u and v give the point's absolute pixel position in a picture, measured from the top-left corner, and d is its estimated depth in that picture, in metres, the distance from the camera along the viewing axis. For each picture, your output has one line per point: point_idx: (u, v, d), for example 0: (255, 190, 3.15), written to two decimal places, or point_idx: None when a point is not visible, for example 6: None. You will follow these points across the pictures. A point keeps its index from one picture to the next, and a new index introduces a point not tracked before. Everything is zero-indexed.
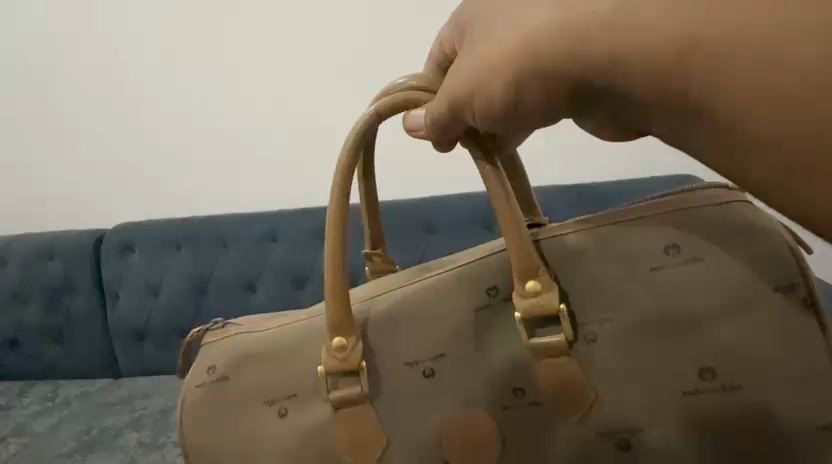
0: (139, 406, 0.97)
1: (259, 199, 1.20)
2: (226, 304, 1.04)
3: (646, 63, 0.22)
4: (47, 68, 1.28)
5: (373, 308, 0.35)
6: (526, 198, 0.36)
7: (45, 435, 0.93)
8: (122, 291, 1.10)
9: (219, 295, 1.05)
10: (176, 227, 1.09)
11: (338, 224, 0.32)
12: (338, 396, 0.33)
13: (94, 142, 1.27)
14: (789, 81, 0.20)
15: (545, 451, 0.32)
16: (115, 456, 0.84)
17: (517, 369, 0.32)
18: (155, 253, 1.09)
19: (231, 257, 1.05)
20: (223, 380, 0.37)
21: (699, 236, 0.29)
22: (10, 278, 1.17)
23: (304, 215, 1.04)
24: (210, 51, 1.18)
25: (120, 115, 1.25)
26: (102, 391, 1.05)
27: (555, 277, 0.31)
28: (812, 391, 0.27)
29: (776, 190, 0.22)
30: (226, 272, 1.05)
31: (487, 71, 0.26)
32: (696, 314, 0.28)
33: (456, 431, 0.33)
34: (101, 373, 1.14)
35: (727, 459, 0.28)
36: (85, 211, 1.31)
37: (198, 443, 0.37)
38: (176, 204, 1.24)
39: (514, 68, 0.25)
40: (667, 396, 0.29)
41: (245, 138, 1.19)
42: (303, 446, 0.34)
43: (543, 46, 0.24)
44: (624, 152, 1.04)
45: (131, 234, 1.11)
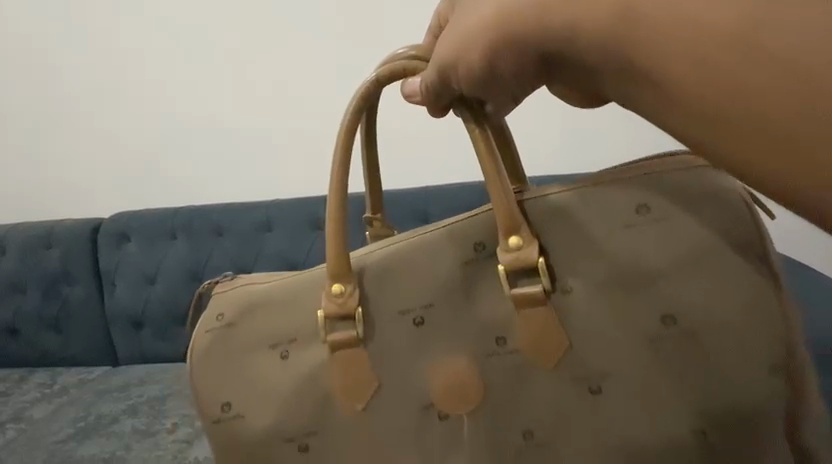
0: (135, 393, 1.01)
1: (256, 188, 1.25)
2: None
3: (594, 31, 0.23)
4: (53, 66, 1.34)
5: (369, 260, 0.38)
6: (516, 165, 0.39)
7: (42, 421, 0.98)
8: (118, 281, 1.18)
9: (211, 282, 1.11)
10: (172, 216, 1.16)
11: (341, 179, 0.35)
12: (335, 338, 0.36)
13: (99, 136, 1.34)
14: (721, 48, 0.20)
15: (523, 392, 0.35)
16: (110, 442, 0.87)
17: (500, 317, 0.35)
18: (150, 243, 1.16)
19: (224, 246, 1.10)
20: (230, 326, 0.40)
21: (668, 197, 0.32)
22: (9, 269, 1.25)
23: (290, 206, 1.10)
24: (206, 50, 1.22)
25: (120, 111, 1.31)
26: (98, 379, 1.12)
27: (536, 233, 0.34)
28: (761, 337, 0.30)
29: (726, 152, 0.21)
30: (220, 261, 1.10)
31: (468, 37, 0.28)
32: (662, 267, 0.31)
33: (442, 375, 0.36)
34: (100, 360, 1.22)
35: (684, 398, 0.31)
36: (91, 201, 1.38)
37: (204, 385, 0.40)
38: (176, 194, 1.30)
39: (485, 39, 0.27)
40: (633, 342, 0.32)
41: (242, 133, 1.24)
42: (302, 386, 0.37)
43: (509, 16, 0.26)
44: (618, 132, 1.08)
45: (126, 224, 1.18)
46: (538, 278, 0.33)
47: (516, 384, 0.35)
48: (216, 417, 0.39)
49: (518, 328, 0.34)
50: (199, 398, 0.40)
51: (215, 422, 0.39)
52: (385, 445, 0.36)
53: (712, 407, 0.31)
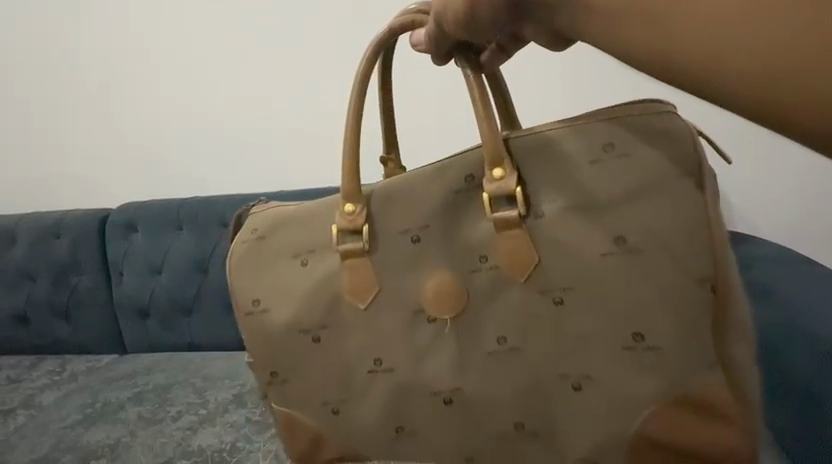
0: (139, 382, 1.08)
1: (258, 179, 1.34)
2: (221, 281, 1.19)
3: None
4: (61, 67, 1.44)
5: (378, 188, 0.44)
6: (510, 112, 0.44)
7: (53, 408, 1.05)
8: (125, 271, 1.26)
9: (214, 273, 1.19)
10: (177, 209, 1.24)
11: (356, 114, 0.42)
12: (345, 248, 0.43)
13: (104, 130, 1.43)
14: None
15: (497, 303, 0.41)
16: (116, 427, 0.93)
17: (484, 239, 0.41)
18: (156, 234, 1.24)
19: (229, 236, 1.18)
20: (262, 238, 0.48)
21: (629, 136, 0.37)
22: (16, 258, 1.34)
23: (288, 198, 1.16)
24: (205, 54, 1.32)
25: (126, 106, 1.40)
26: (106, 367, 1.20)
27: (516, 166, 0.39)
28: (698, 258, 0.35)
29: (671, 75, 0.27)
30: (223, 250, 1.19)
31: None
32: (617, 195, 0.36)
33: (431, 286, 0.42)
34: (108, 349, 1.30)
35: (629, 309, 0.36)
36: (98, 189, 1.47)
37: (239, 285, 0.48)
38: (177, 185, 1.39)
39: None
40: (589, 259, 0.37)
41: (241, 130, 1.33)
42: (316, 288, 0.45)
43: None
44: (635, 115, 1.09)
45: (134, 216, 1.27)
46: (515, 203, 0.39)
47: (491, 297, 0.41)
48: (246, 310, 0.48)
49: (495, 251, 0.40)
50: (235, 294, 0.48)
51: (246, 315, 0.48)
52: (380, 342, 0.43)
53: (655, 316, 0.36)
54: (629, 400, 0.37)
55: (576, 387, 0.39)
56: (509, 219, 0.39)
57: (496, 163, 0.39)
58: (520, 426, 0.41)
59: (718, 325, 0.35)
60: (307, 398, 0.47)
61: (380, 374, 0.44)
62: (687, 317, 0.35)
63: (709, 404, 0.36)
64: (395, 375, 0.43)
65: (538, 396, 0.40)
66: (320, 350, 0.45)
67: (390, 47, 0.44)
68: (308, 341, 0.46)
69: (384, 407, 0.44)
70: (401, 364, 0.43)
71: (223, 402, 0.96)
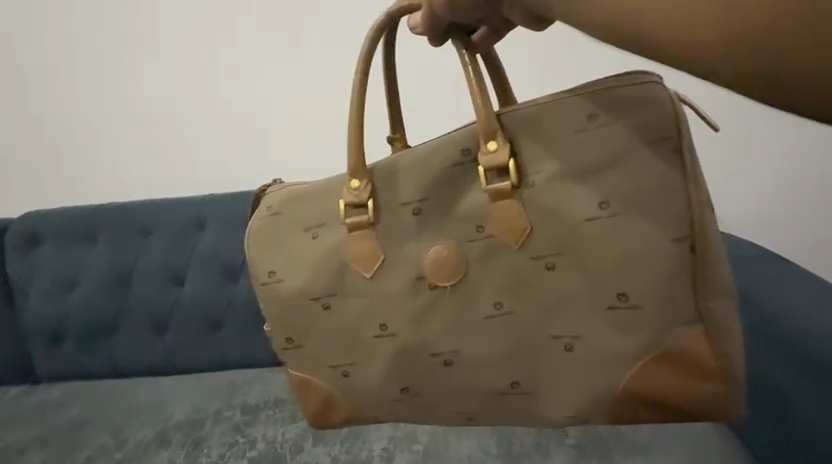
0: (46, 419, 1.05)
1: (205, 181, 1.30)
2: (149, 292, 1.17)
3: None
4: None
5: (380, 164, 0.47)
6: (506, 91, 0.47)
7: None
8: (32, 290, 1.21)
9: (141, 284, 1.17)
10: (89, 218, 1.19)
11: (360, 95, 0.45)
12: (351, 222, 0.47)
13: (31, 131, 1.37)
14: None
15: (493, 269, 0.43)
16: None
17: (480, 209, 0.43)
18: (66, 248, 1.20)
19: (154, 246, 1.17)
20: (276, 214, 0.52)
21: (612, 107, 0.39)
22: None
23: (205, 204, 1.16)
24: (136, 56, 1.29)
25: (57, 106, 1.35)
26: (14, 399, 1.15)
27: (509, 138, 0.42)
28: (676, 218, 0.38)
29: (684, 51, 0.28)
30: (149, 261, 1.17)
31: None
32: (601, 163, 0.39)
33: (431, 254, 0.45)
34: (16, 376, 1.24)
35: (614, 270, 0.39)
36: (28, 196, 1.40)
37: (257, 255, 0.52)
38: (115, 190, 1.34)
39: None
40: (576, 224, 0.40)
41: (181, 133, 1.29)
42: (327, 258, 0.49)
43: None
44: None
45: (37, 228, 1.21)
46: (508, 175, 0.41)
47: (484, 265, 0.43)
48: (262, 279, 0.52)
49: (489, 223, 0.43)
50: (253, 267, 0.52)
51: (263, 284, 0.52)
52: (383, 308, 0.47)
53: (641, 276, 0.38)
54: (620, 357, 0.40)
55: (569, 348, 0.41)
56: (500, 190, 0.41)
57: (490, 135, 0.41)
58: (514, 385, 0.44)
59: (697, 280, 0.38)
60: (318, 364, 0.51)
61: (384, 339, 0.47)
62: (669, 275, 0.38)
63: (690, 356, 0.39)
64: (399, 339, 0.47)
65: (531, 358, 0.43)
66: (329, 316, 0.49)
67: (393, 31, 0.46)
68: (319, 309, 0.49)
69: (384, 372, 0.48)
70: (403, 328, 0.46)
71: (142, 442, 0.93)
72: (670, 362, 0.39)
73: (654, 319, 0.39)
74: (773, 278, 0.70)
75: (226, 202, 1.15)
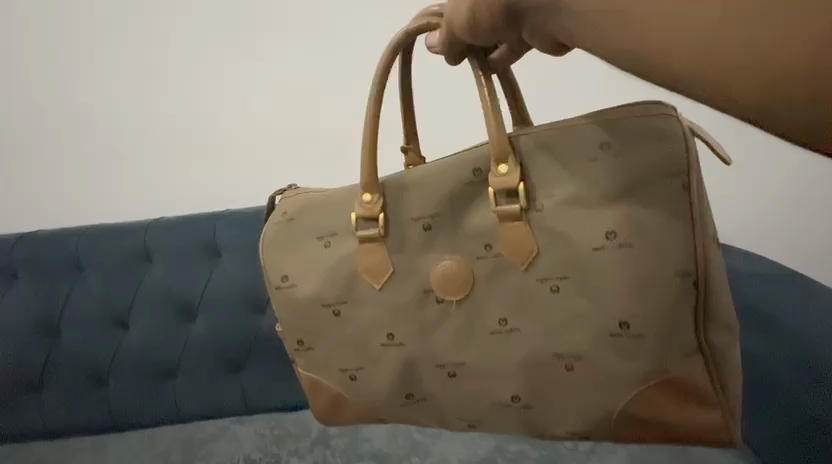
0: None
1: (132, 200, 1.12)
2: (85, 338, 1.01)
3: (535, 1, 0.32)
4: None
5: (392, 178, 0.48)
6: (521, 110, 0.47)
7: None
8: None
9: (72, 330, 1.01)
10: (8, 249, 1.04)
11: (375, 112, 0.46)
12: (362, 234, 0.48)
13: None
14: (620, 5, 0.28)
15: (499, 288, 0.44)
16: None
17: (487, 228, 0.44)
18: None
19: (90, 285, 1.01)
20: (290, 221, 0.53)
21: (624, 138, 0.39)
22: None
23: (151, 230, 1.02)
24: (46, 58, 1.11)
25: None
26: None
27: (521, 162, 0.42)
28: (681, 250, 0.38)
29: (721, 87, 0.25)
30: (84, 304, 1.01)
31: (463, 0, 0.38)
32: (610, 193, 0.39)
33: (439, 270, 0.46)
34: None
35: (616, 297, 0.40)
36: None
37: (271, 260, 0.54)
38: (20, 213, 1.15)
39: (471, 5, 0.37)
40: (582, 250, 0.40)
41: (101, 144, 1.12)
42: (338, 267, 0.50)
43: None
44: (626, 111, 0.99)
45: None
46: (517, 198, 0.42)
47: (488, 282, 0.45)
48: (275, 282, 0.53)
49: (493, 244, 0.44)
50: (267, 271, 0.54)
51: (277, 289, 0.53)
52: (391, 319, 0.48)
53: (644, 305, 0.39)
54: (619, 380, 0.41)
55: (569, 367, 0.42)
56: (508, 213, 0.42)
57: (501, 159, 0.42)
58: (515, 399, 0.45)
59: (698, 311, 0.39)
60: (325, 367, 0.53)
61: (391, 348, 0.49)
62: (671, 305, 0.39)
63: (686, 382, 0.40)
64: (405, 349, 0.48)
65: (530, 376, 0.44)
66: (339, 323, 0.51)
67: (409, 47, 0.47)
68: (328, 315, 0.51)
69: (388, 380, 0.50)
70: (410, 339, 0.48)
71: None
72: (668, 388, 0.40)
73: (653, 348, 0.40)
74: (770, 296, 0.70)
75: (174, 232, 1.01)
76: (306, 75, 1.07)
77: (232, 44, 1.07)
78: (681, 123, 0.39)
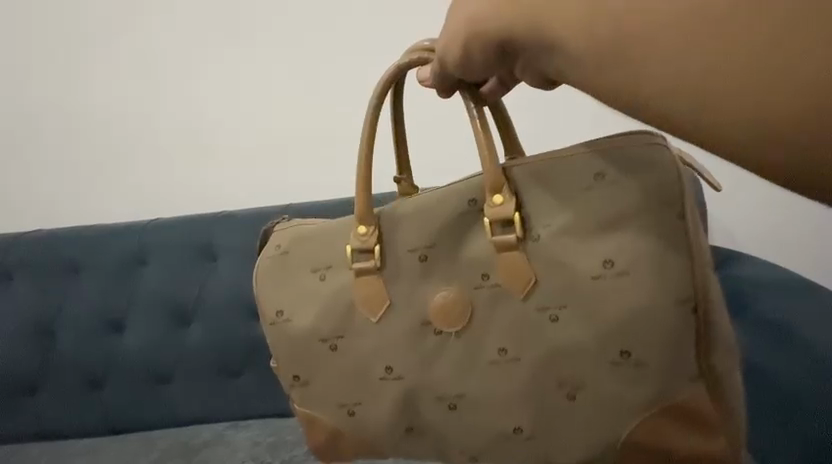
0: None
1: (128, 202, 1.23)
2: (75, 340, 1.09)
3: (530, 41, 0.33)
4: None
5: (387, 209, 0.48)
6: (513, 138, 0.48)
7: None
8: None
9: (65, 331, 1.10)
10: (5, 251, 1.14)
11: (368, 145, 0.46)
12: (358, 266, 0.47)
13: None
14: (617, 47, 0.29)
15: (499, 318, 0.44)
16: None
17: (484, 258, 0.44)
18: None
19: (83, 286, 1.10)
20: (284, 253, 0.53)
21: (618, 167, 0.40)
22: None
23: (144, 231, 1.11)
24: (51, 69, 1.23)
25: None
26: None
27: (516, 191, 0.42)
28: (679, 278, 0.38)
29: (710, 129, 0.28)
30: (78, 306, 1.10)
31: (452, 37, 0.38)
32: (606, 222, 0.40)
33: (437, 301, 0.46)
34: None
35: (617, 326, 0.40)
36: None
37: (266, 294, 0.53)
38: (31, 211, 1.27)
39: (461, 42, 0.38)
40: (581, 280, 0.41)
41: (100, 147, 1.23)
42: (334, 299, 0.49)
43: (483, 23, 0.36)
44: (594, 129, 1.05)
45: None
46: (513, 227, 0.42)
47: (487, 312, 0.44)
48: (270, 316, 0.53)
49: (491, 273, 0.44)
50: (262, 306, 0.53)
51: (272, 324, 0.53)
52: (390, 351, 0.48)
53: (644, 333, 0.39)
54: (623, 408, 0.41)
55: (571, 396, 0.42)
56: (506, 242, 0.42)
57: (496, 188, 0.42)
58: (518, 430, 0.45)
59: (698, 338, 0.39)
60: (322, 400, 0.52)
61: (390, 381, 0.48)
62: (671, 333, 0.39)
63: (691, 410, 0.39)
64: (405, 382, 0.47)
65: (533, 405, 0.44)
66: (336, 356, 0.50)
67: (400, 81, 0.47)
68: (325, 348, 0.50)
69: (387, 411, 0.49)
70: (409, 371, 0.47)
71: None
72: (672, 414, 0.40)
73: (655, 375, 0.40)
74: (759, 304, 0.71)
75: (163, 232, 1.10)
76: (287, 83, 1.17)
77: (215, 54, 1.18)
78: (673, 152, 0.40)
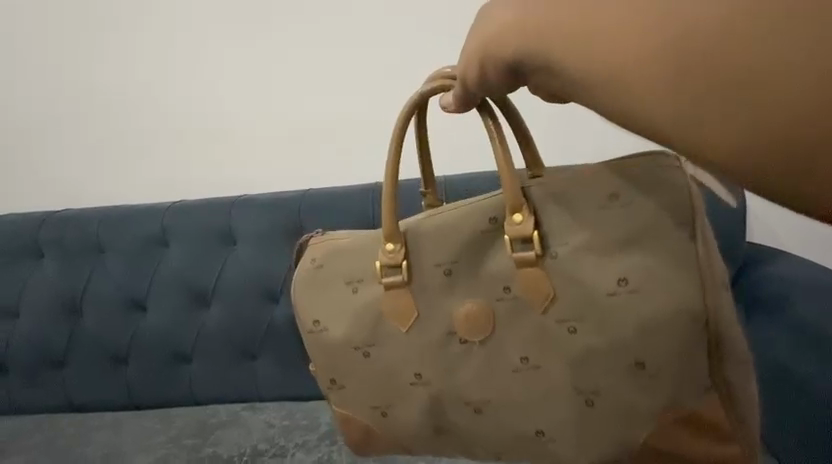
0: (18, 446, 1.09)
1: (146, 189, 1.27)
2: (103, 318, 1.17)
3: (537, 54, 0.34)
4: None
5: (414, 225, 0.51)
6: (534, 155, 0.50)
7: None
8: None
9: (94, 309, 1.18)
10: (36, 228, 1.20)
11: (395, 169, 0.49)
12: (388, 281, 0.51)
13: None
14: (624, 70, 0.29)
15: (520, 330, 0.47)
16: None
17: (506, 272, 0.47)
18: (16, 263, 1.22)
19: (109, 267, 1.17)
20: (318, 266, 0.57)
21: (631, 189, 0.43)
22: None
23: (163, 215, 1.16)
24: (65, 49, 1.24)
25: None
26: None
27: (534, 210, 0.45)
28: (690, 293, 0.41)
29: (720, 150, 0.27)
30: (105, 288, 1.17)
31: (470, 55, 0.39)
32: (621, 240, 0.42)
33: (463, 313, 0.49)
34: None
35: (633, 338, 0.42)
36: None
37: (303, 304, 0.57)
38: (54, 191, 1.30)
39: (476, 61, 0.39)
40: (597, 295, 0.43)
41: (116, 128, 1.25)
42: (366, 310, 0.53)
43: (496, 42, 0.37)
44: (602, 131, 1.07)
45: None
46: (532, 245, 0.45)
47: (509, 322, 0.47)
48: (307, 325, 0.57)
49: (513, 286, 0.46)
50: (299, 315, 0.57)
51: (309, 332, 0.57)
52: (419, 359, 0.51)
53: (659, 345, 0.42)
54: (638, 412, 0.44)
55: (589, 402, 0.45)
56: (526, 258, 0.45)
57: (516, 208, 0.44)
58: (539, 432, 0.48)
59: (708, 348, 0.42)
60: (357, 403, 0.56)
61: (419, 386, 0.52)
62: (682, 344, 0.42)
63: (701, 413, 0.43)
64: (433, 386, 0.51)
65: (554, 410, 0.47)
66: (369, 362, 0.54)
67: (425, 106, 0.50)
68: (359, 355, 0.54)
69: (417, 414, 0.53)
70: (437, 378, 0.51)
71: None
72: (685, 420, 0.43)
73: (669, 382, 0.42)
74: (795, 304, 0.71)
75: (180, 214, 1.15)
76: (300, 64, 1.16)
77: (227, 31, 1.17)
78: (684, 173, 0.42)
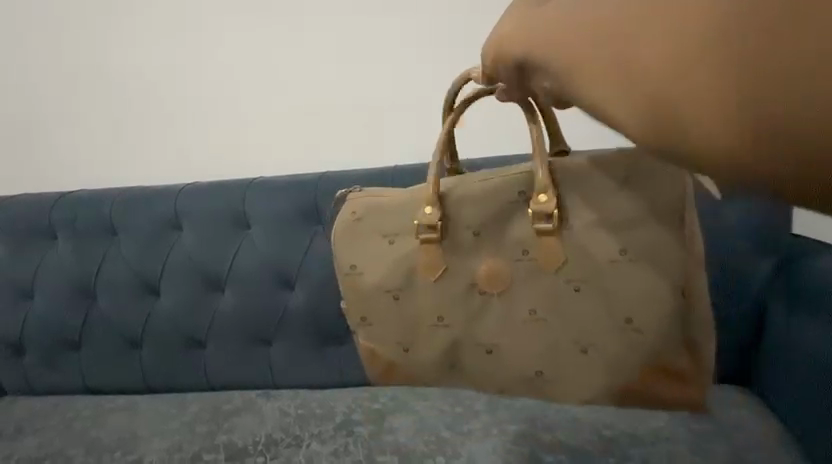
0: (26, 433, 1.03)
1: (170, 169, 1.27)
2: (116, 299, 1.19)
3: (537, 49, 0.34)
4: None
5: (447, 189, 0.59)
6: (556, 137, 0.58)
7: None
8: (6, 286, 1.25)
9: (106, 292, 1.20)
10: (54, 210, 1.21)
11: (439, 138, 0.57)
12: (423, 238, 0.58)
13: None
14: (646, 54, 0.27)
15: (534, 290, 0.54)
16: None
17: (525, 237, 0.55)
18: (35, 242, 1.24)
19: (123, 249, 1.19)
20: (357, 219, 0.64)
21: (641, 177, 0.50)
22: None
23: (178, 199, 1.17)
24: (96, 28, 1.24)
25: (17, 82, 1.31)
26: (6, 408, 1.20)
27: (556, 187, 0.52)
28: (681, 268, 0.49)
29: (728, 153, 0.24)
30: (118, 270, 1.19)
31: (487, 52, 0.42)
32: (628, 218, 0.50)
33: (485, 270, 0.56)
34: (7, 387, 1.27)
35: (632, 301, 0.50)
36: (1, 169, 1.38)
37: (342, 252, 0.64)
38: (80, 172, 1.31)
39: (490, 56, 0.41)
40: (603, 263, 0.51)
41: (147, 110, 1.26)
42: (399, 262, 0.60)
43: (505, 40, 0.38)
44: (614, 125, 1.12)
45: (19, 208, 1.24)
46: (552, 217, 0.52)
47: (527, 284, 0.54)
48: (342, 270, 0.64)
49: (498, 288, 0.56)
50: (337, 258, 0.65)
51: (345, 275, 0.64)
52: (443, 308, 0.59)
53: (650, 309, 0.50)
54: (625, 365, 0.52)
55: (585, 351, 0.53)
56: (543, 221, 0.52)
57: (542, 187, 0.52)
58: (539, 374, 0.55)
59: (688, 314, 0.50)
60: (376, 338, 0.63)
61: (441, 329, 0.59)
62: (670, 310, 0.49)
63: (675, 368, 0.51)
64: (453, 330, 0.58)
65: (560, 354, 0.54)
66: (397, 306, 0.61)
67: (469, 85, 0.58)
68: (397, 347, 0.63)
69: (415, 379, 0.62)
70: (458, 323, 0.58)
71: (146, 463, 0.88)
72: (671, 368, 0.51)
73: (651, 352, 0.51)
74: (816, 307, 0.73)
75: (195, 198, 1.16)
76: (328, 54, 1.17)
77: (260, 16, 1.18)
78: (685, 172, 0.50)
